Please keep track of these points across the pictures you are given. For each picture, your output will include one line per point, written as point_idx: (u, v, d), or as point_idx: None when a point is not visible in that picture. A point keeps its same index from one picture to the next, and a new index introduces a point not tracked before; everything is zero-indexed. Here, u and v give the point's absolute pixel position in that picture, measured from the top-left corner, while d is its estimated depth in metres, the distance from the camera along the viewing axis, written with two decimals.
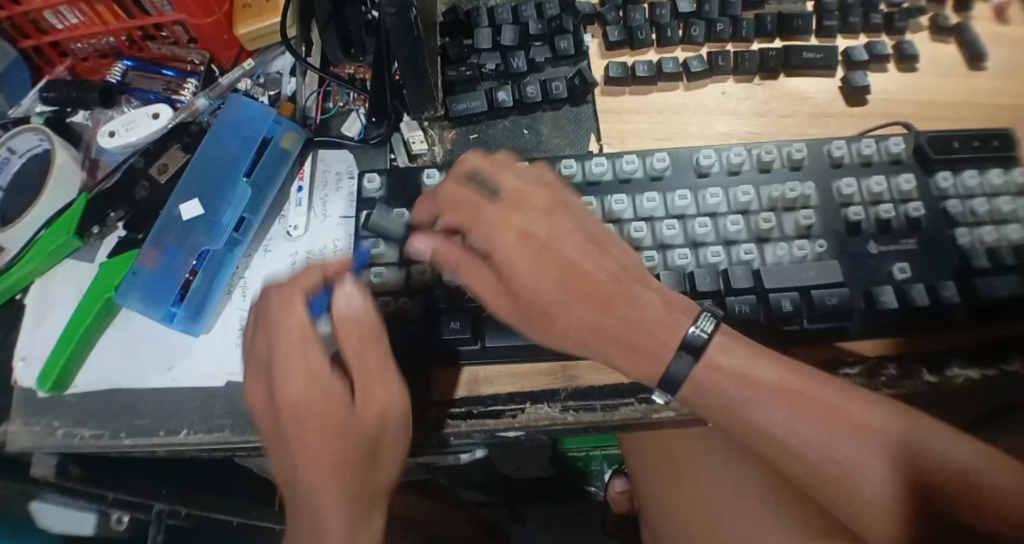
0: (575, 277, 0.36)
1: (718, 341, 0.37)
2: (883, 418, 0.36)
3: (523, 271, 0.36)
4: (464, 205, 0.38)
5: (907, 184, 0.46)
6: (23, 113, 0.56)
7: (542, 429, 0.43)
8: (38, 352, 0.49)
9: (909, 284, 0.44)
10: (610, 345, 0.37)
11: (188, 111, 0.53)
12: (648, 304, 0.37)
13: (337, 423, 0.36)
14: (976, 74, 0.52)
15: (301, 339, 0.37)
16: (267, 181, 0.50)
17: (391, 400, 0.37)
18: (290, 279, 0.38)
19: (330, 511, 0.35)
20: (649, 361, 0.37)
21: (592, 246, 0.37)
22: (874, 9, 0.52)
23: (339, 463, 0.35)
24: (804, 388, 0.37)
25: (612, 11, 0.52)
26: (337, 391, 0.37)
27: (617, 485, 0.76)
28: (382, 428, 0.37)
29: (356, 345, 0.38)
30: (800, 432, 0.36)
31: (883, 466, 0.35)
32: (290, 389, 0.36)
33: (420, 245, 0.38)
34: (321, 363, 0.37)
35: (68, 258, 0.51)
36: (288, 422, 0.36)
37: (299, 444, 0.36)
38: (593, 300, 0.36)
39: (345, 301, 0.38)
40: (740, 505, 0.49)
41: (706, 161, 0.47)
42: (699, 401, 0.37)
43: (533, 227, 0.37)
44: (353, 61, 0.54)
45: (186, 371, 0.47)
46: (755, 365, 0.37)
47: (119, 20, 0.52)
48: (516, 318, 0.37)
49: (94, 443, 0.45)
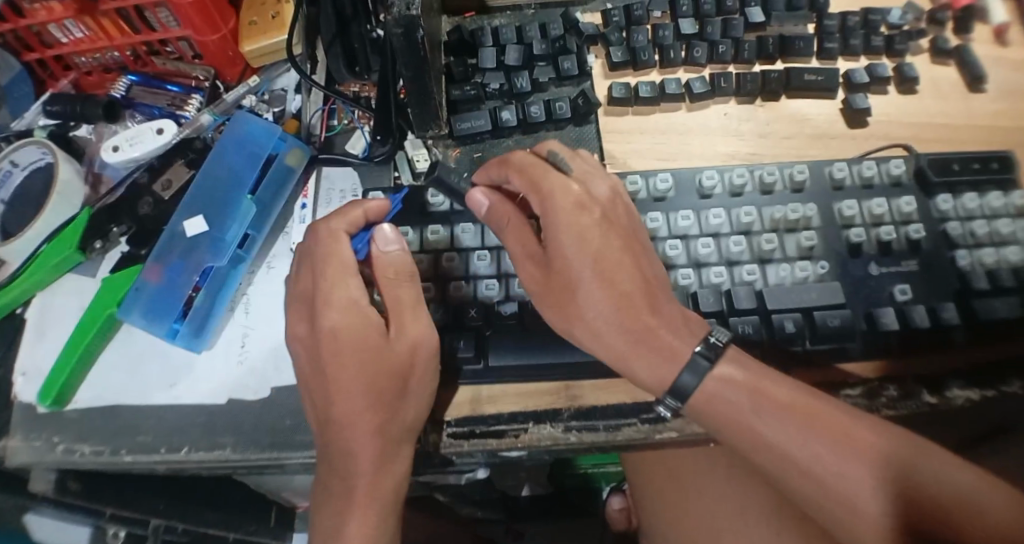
0: (608, 264, 0.38)
1: (730, 353, 0.39)
2: (890, 445, 0.37)
3: (568, 235, 0.38)
4: (532, 169, 0.40)
5: (908, 206, 0.46)
6: (26, 126, 0.56)
7: (545, 449, 0.43)
8: (38, 367, 0.48)
9: (911, 305, 0.44)
10: (624, 342, 0.38)
11: (193, 127, 0.53)
12: (668, 316, 0.38)
13: (370, 353, 0.39)
14: (974, 96, 0.53)
15: (342, 275, 0.40)
16: (272, 198, 0.50)
17: (424, 336, 0.40)
18: (334, 216, 0.42)
19: (358, 442, 0.39)
20: (662, 370, 0.38)
21: (630, 249, 0.39)
22: (874, 32, 0.53)
23: (370, 392, 0.39)
24: (814, 407, 0.38)
25: (615, 32, 0.53)
26: (373, 328, 0.39)
27: (616, 502, 0.77)
28: (412, 364, 0.40)
29: (392, 277, 0.41)
30: (809, 449, 0.37)
31: (887, 491, 0.36)
32: (331, 318, 0.39)
33: (478, 198, 0.42)
34: (359, 300, 0.40)
35: (70, 273, 0.51)
36: (326, 352, 0.39)
37: (336, 375, 0.39)
38: (618, 297, 0.38)
39: (385, 245, 0.41)
40: (742, 526, 0.49)
41: (708, 183, 0.47)
42: (709, 413, 0.38)
43: (592, 202, 0.40)
44: (357, 79, 0.55)
45: (188, 388, 0.47)
46: (769, 380, 0.38)
47: (124, 35, 0.52)
48: (537, 288, 0.40)
49: (95, 460, 0.45)
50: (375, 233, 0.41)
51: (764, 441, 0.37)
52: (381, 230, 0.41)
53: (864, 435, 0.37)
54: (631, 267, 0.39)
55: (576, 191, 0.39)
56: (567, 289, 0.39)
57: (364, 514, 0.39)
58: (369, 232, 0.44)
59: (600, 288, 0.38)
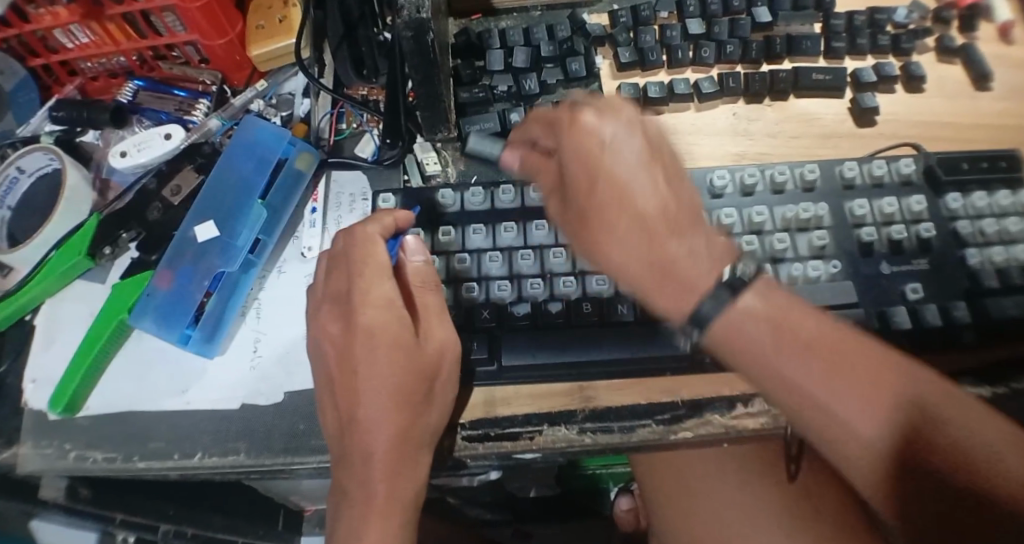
0: (623, 193, 0.38)
1: (756, 287, 0.36)
2: (916, 392, 0.33)
3: (580, 164, 0.39)
4: (543, 119, 0.42)
5: (918, 205, 0.47)
6: (32, 132, 0.55)
7: (560, 450, 0.43)
8: (48, 374, 0.48)
9: (922, 304, 0.44)
10: (642, 269, 0.37)
11: (201, 132, 0.53)
12: (690, 246, 0.37)
13: (400, 355, 0.40)
14: (981, 94, 0.53)
15: (378, 273, 0.41)
16: (282, 203, 0.51)
17: (450, 341, 0.41)
18: (369, 221, 0.42)
19: (382, 442, 0.39)
20: (683, 300, 0.36)
21: (653, 176, 0.38)
22: (881, 31, 0.53)
23: (398, 390, 0.39)
24: (841, 345, 0.35)
25: (623, 33, 0.53)
26: (404, 328, 0.40)
27: (623, 503, 0.76)
28: (439, 365, 0.40)
29: (423, 284, 0.42)
30: (823, 382, 0.34)
31: (897, 429, 0.33)
32: (368, 314, 0.40)
33: (511, 158, 0.46)
34: (394, 297, 0.41)
35: (79, 279, 0.51)
36: (360, 348, 0.40)
37: (367, 373, 0.40)
38: (633, 224, 0.37)
39: (412, 255, 0.42)
40: (753, 526, 0.49)
41: (720, 182, 0.47)
42: (732, 346, 0.36)
43: (604, 128, 0.39)
44: (366, 82, 0.54)
45: (200, 394, 0.46)
46: (792, 312, 0.36)
47: (129, 40, 0.52)
48: (562, 220, 0.43)
49: (106, 466, 0.45)
50: (404, 244, 0.43)
51: (781, 376, 0.35)
52: (409, 239, 0.43)
53: (896, 378, 0.34)
54: (649, 194, 0.38)
55: (588, 122, 0.39)
56: (587, 224, 0.40)
57: (380, 519, 0.39)
58: (397, 238, 0.44)
59: (618, 221, 0.38)
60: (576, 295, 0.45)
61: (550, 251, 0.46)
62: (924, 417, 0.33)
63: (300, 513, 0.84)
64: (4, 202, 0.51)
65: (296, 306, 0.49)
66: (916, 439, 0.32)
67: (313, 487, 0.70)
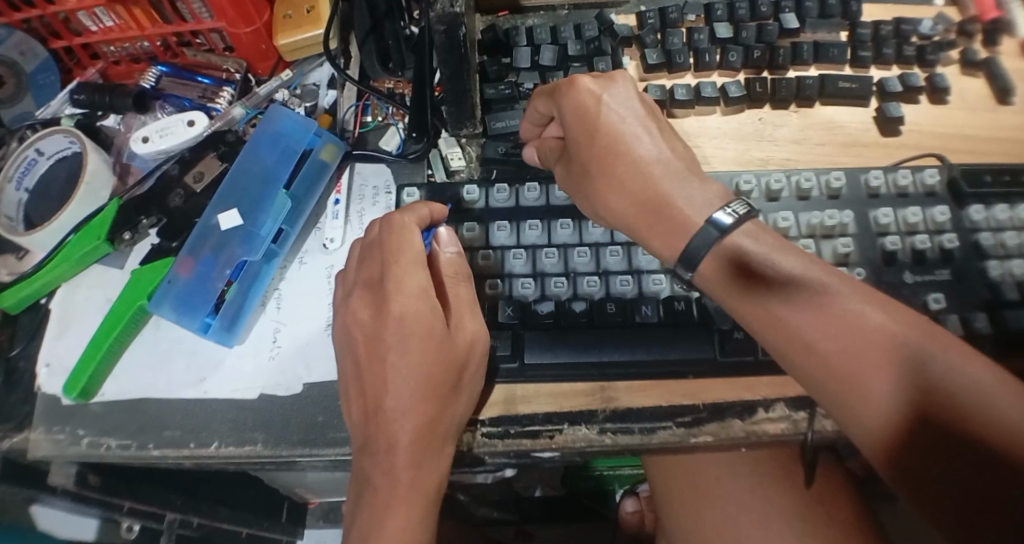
0: (622, 146, 0.42)
1: (740, 227, 0.39)
2: (910, 340, 0.34)
3: (579, 122, 0.43)
4: (546, 89, 0.46)
5: (942, 215, 0.47)
6: (51, 114, 0.55)
7: (579, 450, 0.43)
8: (63, 360, 0.48)
9: (944, 314, 0.44)
10: (635, 211, 0.41)
11: (224, 120, 0.53)
12: (683, 189, 0.41)
13: (432, 346, 0.39)
14: (1003, 108, 0.53)
15: (414, 266, 0.41)
16: (305, 194, 0.51)
17: (480, 334, 0.41)
18: (406, 211, 0.43)
19: (410, 431, 0.39)
20: (672, 238, 0.40)
21: (649, 134, 0.43)
22: (906, 42, 0.53)
23: (427, 377, 0.39)
24: (840, 299, 0.36)
25: (650, 34, 0.53)
26: (433, 316, 0.40)
27: (628, 504, 0.77)
28: (470, 356, 0.41)
29: (457, 276, 0.43)
30: (810, 322, 0.36)
31: (893, 376, 0.34)
32: (401, 302, 0.40)
33: (529, 151, 0.49)
34: (426, 282, 0.41)
35: (96, 264, 0.51)
36: (391, 336, 0.40)
37: (395, 359, 0.40)
38: (629, 172, 0.42)
39: (445, 247, 0.43)
40: (766, 532, 0.49)
41: (746, 187, 0.47)
42: (717, 287, 0.39)
43: (603, 91, 0.43)
44: (392, 76, 0.54)
45: (218, 383, 0.46)
46: (775, 255, 0.38)
47: (154, 24, 0.51)
48: (567, 183, 0.46)
49: (121, 454, 0.45)
50: (435, 238, 0.43)
51: (782, 328, 0.36)
52: (442, 232, 0.43)
53: (887, 327, 0.35)
54: (648, 147, 0.42)
55: (586, 83, 0.43)
56: (594, 179, 0.43)
57: (405, 511, 0.39)
58: (431, 230, 0.44)
59: (619, 171, 0.42)
60: (599, 295, 0.45)
61: (573, 250, 0.46)
62: (921, 370, 0.33)
63: (304, 506, 0.85)
64: (21, 184, 0.51)
65: (317, 299, 0.49)
66: (914, 389, 0.33)
67: (318, 479, 0.69)
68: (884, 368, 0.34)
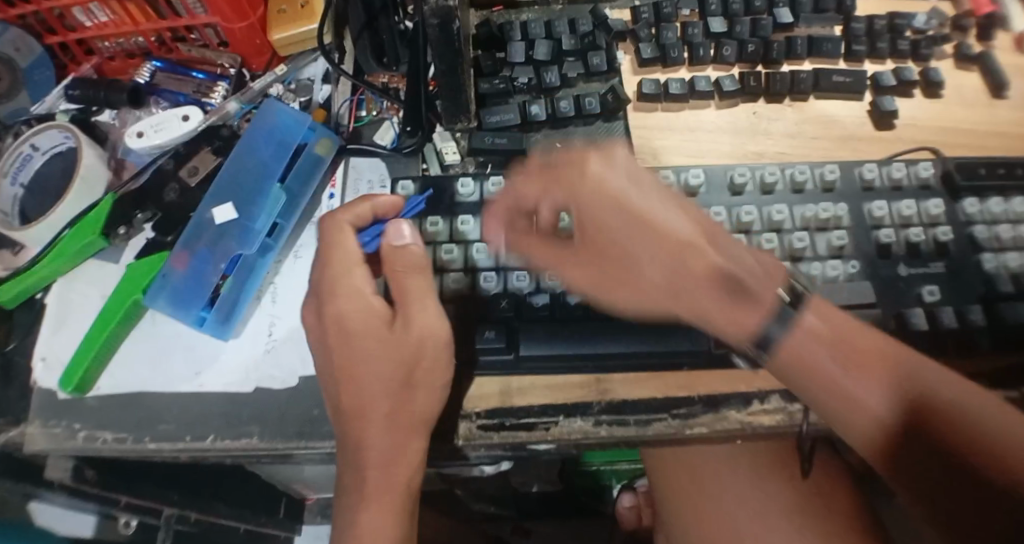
0: (654, 225, 0.39)
1: (813, 305, 0.38)
2: (909, 368, 0.37)
3: (607, 208, 0.39)
4: (543, 174, 0.41)
5: (936, 208, 0.47)
6: (46, 110, 0.55)
7: (575, 442, 0.43)
8: (59, 354, 0.48)
9: (939, 306, 0.45)
10: (702, 292, 0.38)
11: (219, 115, 0.52)
12: (742, 262, 0.39)
13: (375, 344, 0.39)
14: (998, 102, 0.53)
15: (348, 270, 0.41)
16: (301, 188, 0.51)
17: (429, 327, 0.39)
18: (342, 210, 0.43)
19: (366, 427, 0.39)
20: (741, 315, 0.38)
21: (672, 206, 0.40)
22: (900, 36, 0.53)
23: (377, 377, 0.39)
24: (848, 330, 0.38)
25: (645, 28, 0.53)
26: (371, 316, 0.40)
27: (625, 499, 0.75)
28: (421, 349, 0.39)
29: (405, 268, 0.41)
30: (823, 355, 0.37)
31: (891, 398, 0.36)
32: (338, 303, 0.40)
33: (495, 233, 0.43)
34: (358, 279, 0.41)
35: (92, 258, 0.51)
36: (332, 341, 0.40)
37: (343, 363, 0.40)
38: (670, 248, 0.39)
39: (392, 241, 0.42)
40: (763, 524, 0.49)
41: (740, 180, 0.47)
42: (782, 356, 0.38)
43: (617, 171, 0.40)
44: (386, 70, 0.54)
45: (214, 377, 0.46)
46: (855, 333, 0.38)
47: (149, 20, 0.51)
48: (591, 284, 0.41)
49: (116, 447, 0.44)
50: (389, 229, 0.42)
51: (825, 376, 0.37)
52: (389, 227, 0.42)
53: (889, 357, 0.37)
54: (681, 223, 0.39)
55: (595, 168, 0.40)
56: (616, 265, 0.40)
57: (383, 501, 0.40)
58: (380, 229, 0.44)
59: (654, 253, 0.39)
60: None
61: None
62: (919, 392, 0.36)
63: (302, 501, 0.85)
64: (17, 179, 0.51)
65: None
66: (910, 409, 0.36)
67: (317, 474, 0.70)
68: (884, 391, 0.36)
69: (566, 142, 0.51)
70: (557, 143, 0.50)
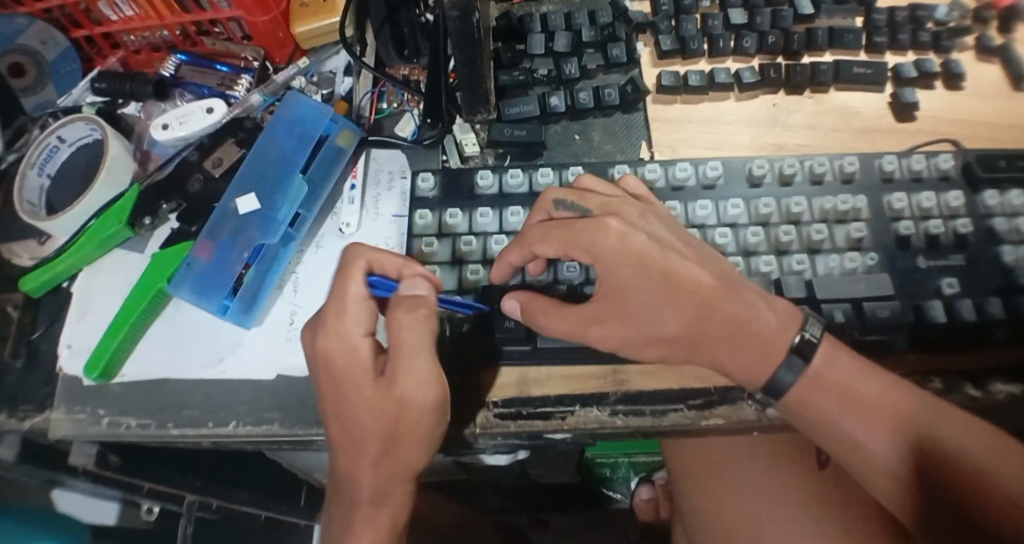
0: (675, 282, 0.37)
1: (823, 349, 0.39)
2: (908, 409, 0.39)
3: (627, 268, 0.37)
4: (558, 233, 0.38)
5: (956, 200, 0.47)
6: (72, 102, 0.56)
7: (590, 432, 0.43)
8: (84, 342, 0.49)
9: (958, 298, 0.45)
10: (719, 348, 0.39)
11: (243, 107, 0.53)
12: (758, 313, 0.39)
13: (362, 396, 0.36)
14: (1019, 94, 0.53)
15: (340, 313, 0.37)
16: (322, 178, 0.51)
17: (418, 388, 0.36)
18: (367, 251, 0.39)
19: (352, 470, 0.37)
20: (755, 365, 0.39)
21: (688, 250, 0.39)
22: (922, 28, 0.53)
23: (362, 430, 0.37)
24: (849, 372, 0.39)
25: (664, 20, 0.53)
26: (357, 364, 0.37)
27: (643, 492, 0.76)
28: (409, 407, 0.37)
29: (401, 320, 0.37)
30: (822, 403, 0.39)
31: (890, 439, 0.38)
32: (327, 343, 0.37)
33: (511, 305, 0.42)
34: (349, 318, 0.37)
35: (117, 248, 0.52)
36: (320, 377, 0.38)
37: (333, 406, 0.37)
38: (692, 307, 0.38)
39: (414, 287, 0.39)
40: (780, 514, 0.49)
41: (758, 171, 0.47)
42: (801, 409, 0.40)
43: (636, 228, 0.38)
44: (407, 63, 0.54)
45: (236, 364, 0.47)
46: (863, 381, 0.39)
47: (174, 14, 0.52)
48: (618, 344, 0.39)
49: (140, 433, 0.45)
50: (406, 279, 0.40)
51: (829, 417, 0.39)
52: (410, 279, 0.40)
53: (890, 397, 0.39)
54: (698, 274, 0.38)
55: (615, 227, 0.38)
56: (637, 323, 0.38)
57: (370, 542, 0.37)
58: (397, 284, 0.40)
59: (674, 310, 0.38)
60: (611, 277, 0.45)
61: None
62: (918, 431, 0.38)
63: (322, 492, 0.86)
64: (43, 170, 0.52)
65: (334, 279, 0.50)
66: (908, 448, 0.38)
67: None
68: (883, 433, 0.38)
69: (584, 134, 0.52)
70: (575, 134, 0.52)
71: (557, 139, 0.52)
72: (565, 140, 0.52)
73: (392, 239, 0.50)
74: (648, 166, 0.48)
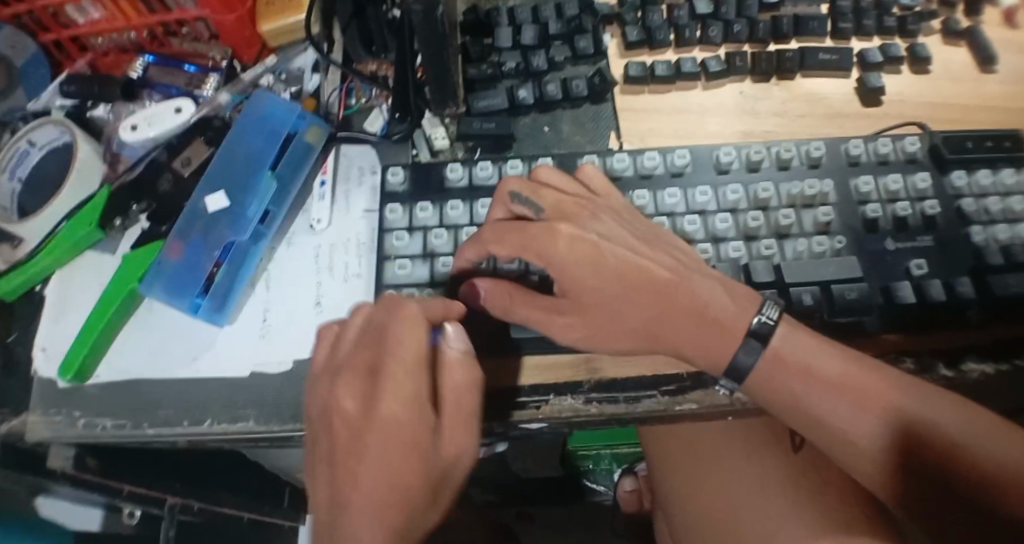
0: (636, 274, 0.38)
1: (779, 330, 0.39)
2: (883, 386, 0.39)
3: (582, 268, 0.38)
4: (510, 235, 0.39)
5: (922, 182, 0.47)
6: (43, 107, 0.55)
7: (565, 421, 0.44)
8: (59, 344, 0.48)
9: (927, 279, 0.45)
10: (678, 335, 0.39)
11: (211, 106, 0.53)
12: (711, 293, 0.39)
13: (417, 462, 0.32)
14: (985, 76, 0.53)
15: (410, 367, 0.33)
16: (292, 174, 0.51)
17: (466, 456, 0.34)
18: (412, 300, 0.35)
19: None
20: (716, 346, 0.39)
21: (644, 243, 0.40)
22: (887, 13, 0.54)
23: (407, 496, 0.31)
24: (814, 354, 0.39)
25: (631, 12, 0.53)
26: (420, 425, 0.32)
27: (627, 484, 0.79)
28: (453, 472, 0.34)
29: (460, 381, 0.34)
30: (795, 387, 0.39)
31: (871, 416, 0.38)
32: (387, 399, 0.32)
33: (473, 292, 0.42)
34: (418, 371, 0.33)
35: (90, 250, 0.52)
36: (371, 442, 0.32)
37: (371, 475, 0.31)
38: (651, 293, 0.38)
39: (452, 343, 0.35)
40: (759, 497, 0.50)
41: (726, 159, 0.48)
42: (765, 392, 0.40)
43: (586, 232, 0.39)
44: (375, 58, 0.55)
45: (209, 362, 0.47)
46: (827, 359, 0.39)
47: (140, 15, 0.52)
48: (579, 334, 0.40)
49: (116, 434, 0.45)
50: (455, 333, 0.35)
51: (794, 396, 0.39)
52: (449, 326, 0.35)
53: (864, 376, 0.39)
54: (654, 267, 0.39)
55: (566, 230, 0.38)
56: (594, 316, 0.39)
57: None
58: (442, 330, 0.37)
59: (633, 301, 0.38)
60: None
61: None
62: (894, 407, 0.38)
63: None
64: (15, 174, 0.52)
65: (301, 277, 0.50)
66: (887, 423, 0.38)
67: None
68: (865, 408, 0.38)
69: (554, 126, 0.52)
70: (545, 127, 0.52)
71: (526, 131, 0.52)
72: (534, 132, 0.52)
73: (363, 234, 0.51)
74: (617, 156, 0.48)
